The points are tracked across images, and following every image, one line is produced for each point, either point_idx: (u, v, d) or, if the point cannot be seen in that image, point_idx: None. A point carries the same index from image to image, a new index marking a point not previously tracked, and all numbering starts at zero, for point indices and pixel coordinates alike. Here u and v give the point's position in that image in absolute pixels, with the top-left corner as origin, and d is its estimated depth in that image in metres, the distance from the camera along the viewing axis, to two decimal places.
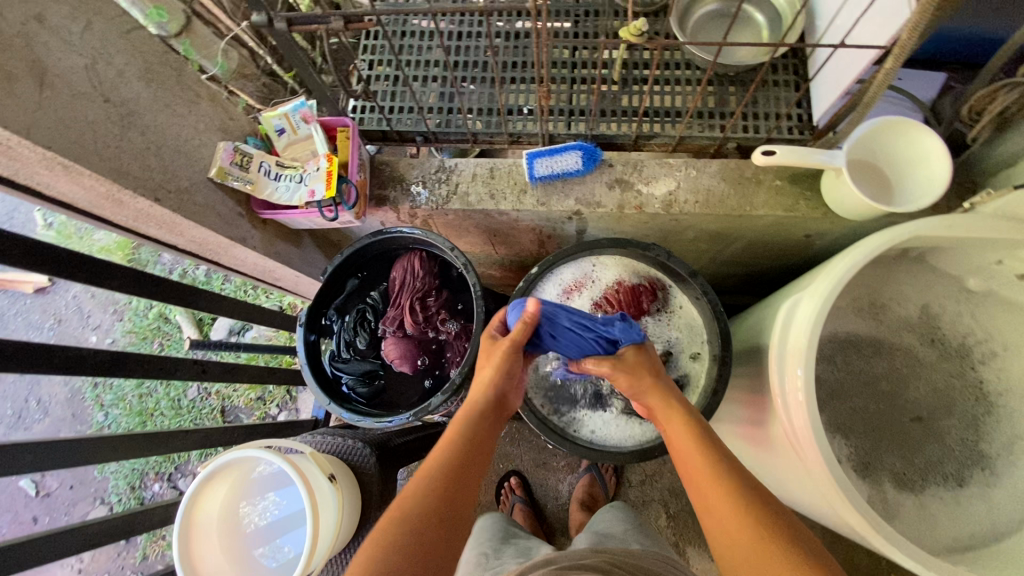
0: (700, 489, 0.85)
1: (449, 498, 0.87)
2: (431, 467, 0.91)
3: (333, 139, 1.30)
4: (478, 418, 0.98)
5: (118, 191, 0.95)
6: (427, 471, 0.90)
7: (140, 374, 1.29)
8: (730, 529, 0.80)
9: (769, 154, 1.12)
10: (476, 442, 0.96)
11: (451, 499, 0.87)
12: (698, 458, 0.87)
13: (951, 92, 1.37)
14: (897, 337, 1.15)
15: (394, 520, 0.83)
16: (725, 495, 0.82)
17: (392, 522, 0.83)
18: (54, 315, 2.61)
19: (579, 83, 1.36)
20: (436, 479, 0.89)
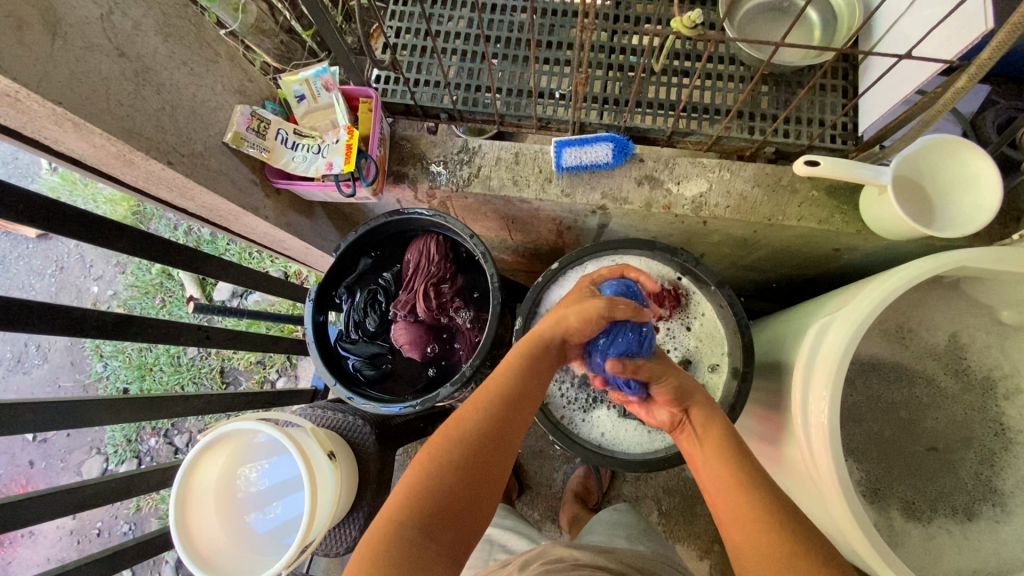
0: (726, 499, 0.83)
1: (481, 453, 0.84)
2: (469, 414, 0.88)
3: (354, 110, 1.25)
4: (528, 367, 0.94)
5: (128, 152, 0.90)
6: (458, 421, 0.87)
7: (143, 337, 1.26)
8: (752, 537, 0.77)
9: (813, 164, 1.06)
10: (519, 390, 0.92)
11: (486, 448, 0.85)
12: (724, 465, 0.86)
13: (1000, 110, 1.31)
14: (920, 364, 1.12)
15: (425, 469, 0.82)
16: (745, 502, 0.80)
17: (428, 460, 0.82)
18: (55, 263, 2.58)
19: (616, 70, 1.29)
20: (468, 432, 0.85)
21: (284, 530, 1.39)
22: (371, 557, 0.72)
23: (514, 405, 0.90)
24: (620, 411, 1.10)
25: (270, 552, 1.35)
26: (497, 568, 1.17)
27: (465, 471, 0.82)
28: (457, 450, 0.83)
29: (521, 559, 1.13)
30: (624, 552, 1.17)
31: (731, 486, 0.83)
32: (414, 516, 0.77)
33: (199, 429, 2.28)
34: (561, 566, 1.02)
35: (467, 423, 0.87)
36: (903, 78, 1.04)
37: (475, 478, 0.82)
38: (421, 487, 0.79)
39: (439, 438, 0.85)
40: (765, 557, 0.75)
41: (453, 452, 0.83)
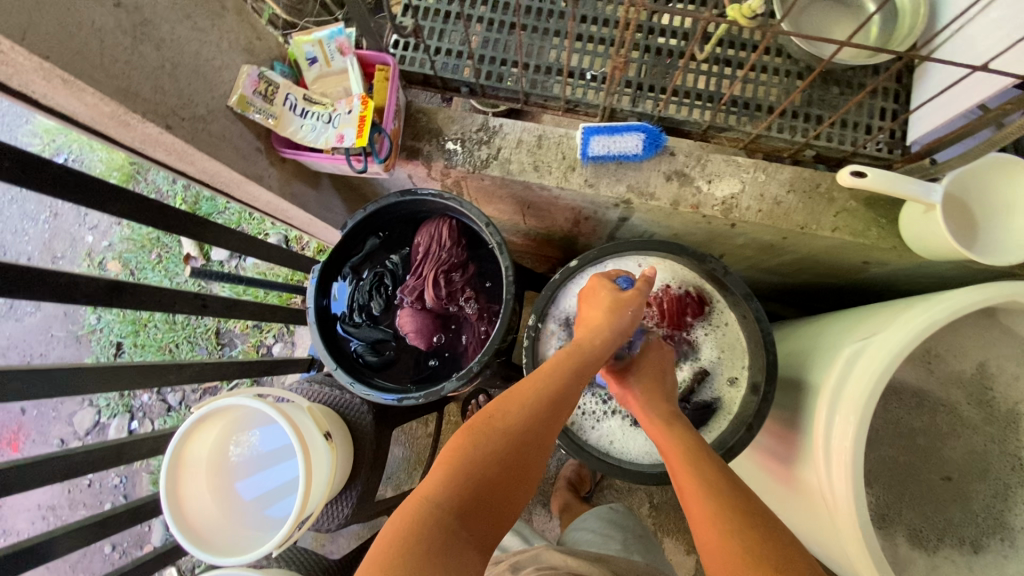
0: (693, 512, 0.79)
1: (523, 448, 0.80)
2: (518, 406, 0.83)
3: (369, 77, 1.16)
4: (582, 364, 0.89)
5: (123, 114, 0.83)
6: (502, 412, 0.83)
7: (136, 305, 1.20)
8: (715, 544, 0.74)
9: (859, 175, 0.99)
10: (572, 382, 0.87)
11: (530, 443, 0.81)
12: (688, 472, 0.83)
13: None
14: (944, 392, 1.08)
15: (467, 456, 0.78)
16: (715, 514, 0.77)
17: (469, 447, 0.79)
18: (49, 208, 2.49)
19: (654, 54, 1.19)
20: (511, 425, 0.81)
21: (270, 500, 1.39)
22: (406, 536, 0.68)
23: (563, 397, 0.86)
24: (631, 420, 1.07)
25: (258, 525, 1.34)
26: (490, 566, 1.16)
27: (507, 459, 0.78)
28: (497, 439, 0.79)
29: (515, 560, 1.12)
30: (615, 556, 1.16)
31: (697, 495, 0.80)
32: (450, 502, 0.73)
33: (193, 389, 2.25)
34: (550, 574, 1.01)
35: (508, 415, 0.82)
36: (969, 89, 0.97)
37: (515, 472, 0.78)
38: (459, 475, 0.76)
39: (478, 427, 0.81)
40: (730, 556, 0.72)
41: (494, 443, 0.79)
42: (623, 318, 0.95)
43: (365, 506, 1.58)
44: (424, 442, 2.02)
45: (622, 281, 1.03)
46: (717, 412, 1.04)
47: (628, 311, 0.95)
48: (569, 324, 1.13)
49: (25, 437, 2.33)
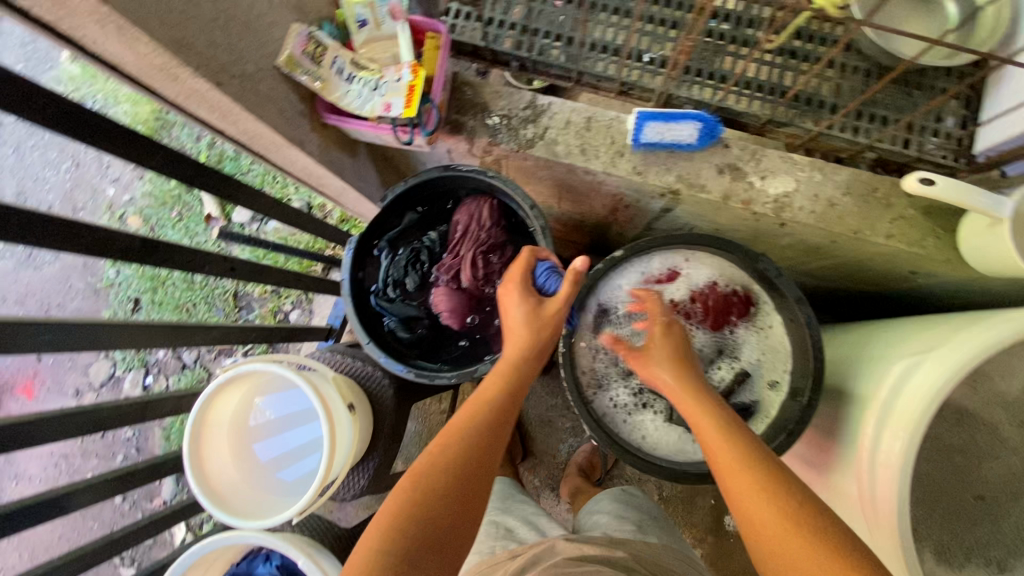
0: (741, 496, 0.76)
1: (466, 482, 0.82)
2: (453, 442, 0.86)
3: (419, 44, 1.12)
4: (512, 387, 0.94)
5: (174, 66, 0.80)
6: (444, 449, 0.85)
7: (168, 263, 1.19)
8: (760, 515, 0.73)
9: (927, 183, 0.96)
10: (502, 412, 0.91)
11: (469, 476, 0.83)
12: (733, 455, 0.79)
13: None
14: (987, 411, 1.06)
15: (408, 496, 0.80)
16: (764, 501, 0.74)
17: (410, 487, 0.81)
18: (71, 157, 2.47)
19: (718, 40, 1.14)
20: (451, 465, 0.83)
21: (283, 463, 1.40)
22: None
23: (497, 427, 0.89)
24: (665, 417, 1.06)
25: (275, 488, 1.35)
26: (504, 559, 1.12)
27: (448, 494, 0.81)
28: (437, 478, 0.81)
29: (529, 554, 1.09)
30: (634, 545, 1.15)
31: (749, 481, 0.75)
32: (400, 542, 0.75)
33: (208, 349, 2.25)
34: (564, 565, 0.99)
35: (446, 454, 0.84)
36: None
37: (459, 505, 0.81)
38: (407, 515, 0.77)
39: (420, 469, 0.83)
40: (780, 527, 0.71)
41: (435, 483, 0.81)
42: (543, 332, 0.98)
43: (381, 478, 1.59)
44: (437, 419, 2.03)
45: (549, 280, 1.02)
46: (755, 414, 1.02)
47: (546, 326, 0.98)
48: (607, 316, 1.11)
49: (40, 384, 2.36)
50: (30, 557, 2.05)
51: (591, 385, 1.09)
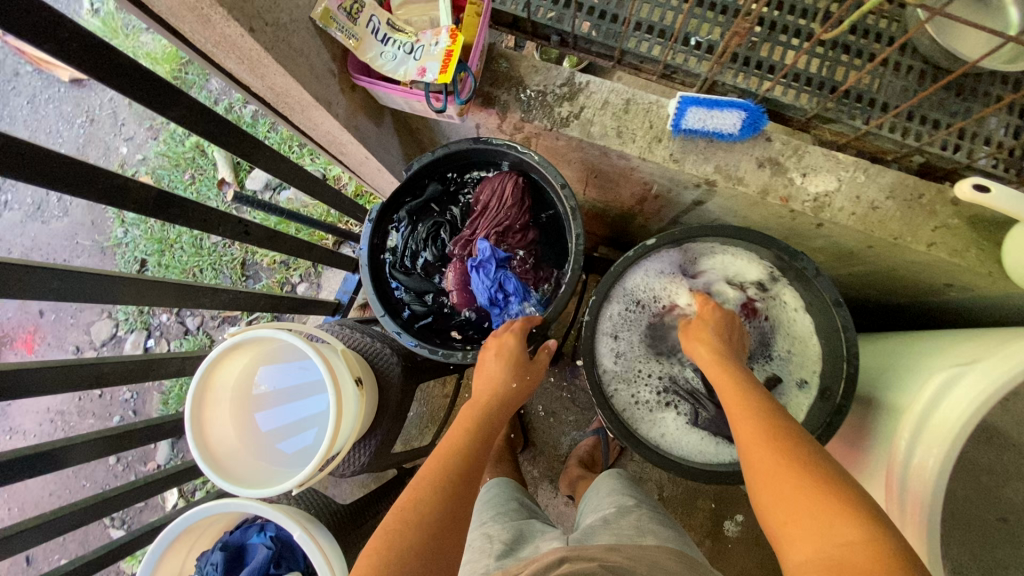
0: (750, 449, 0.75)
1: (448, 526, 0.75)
2: (430, 478, 0.80)
3: (458, 10, 1.07)
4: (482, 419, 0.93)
5: (208, 6, 0.76)
6: (414, 503, 0.76)
7: (182, 220, 1.15)
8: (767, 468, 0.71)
9: (981, 190, 0.91)
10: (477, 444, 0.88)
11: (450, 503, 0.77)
12: (747, 415, 0.78)
13: None
14: (1018, 433, 1.03)
15: (389, 530, 0.73)
16: (772, 454, 0.72)
17: (394, 520, 0.74)
18: (86, 113, 2.43)
19: (768, 26, 1.10)
20: (429, 512, 0.75)
21: (282, 433, 1.35)
22: None
23: (472, 463, 0.85)
24: (689, 418, 1.03)
25: (273, 459, 1.31)
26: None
27: (429, 521, 0.74)
28: (420, 512, 0.75)
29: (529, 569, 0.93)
30: (638, 558, 1.04)
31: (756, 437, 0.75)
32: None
33: (212, 316, 2.22)
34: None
35: (426, 486, 0.79)
36: None
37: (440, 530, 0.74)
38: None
39: (395, 520, 0.74)
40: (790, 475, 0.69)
41: (413, 535, 0.72)
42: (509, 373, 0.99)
43: (382, 456, 1.55)
44: (440, 403, 2.00)
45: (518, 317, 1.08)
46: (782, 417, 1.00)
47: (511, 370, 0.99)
48: (631, 307, 1.07)
49: (40, 340, 2.32)
50: (19, 512, 2.03)
51: (612, 377, 1.05)
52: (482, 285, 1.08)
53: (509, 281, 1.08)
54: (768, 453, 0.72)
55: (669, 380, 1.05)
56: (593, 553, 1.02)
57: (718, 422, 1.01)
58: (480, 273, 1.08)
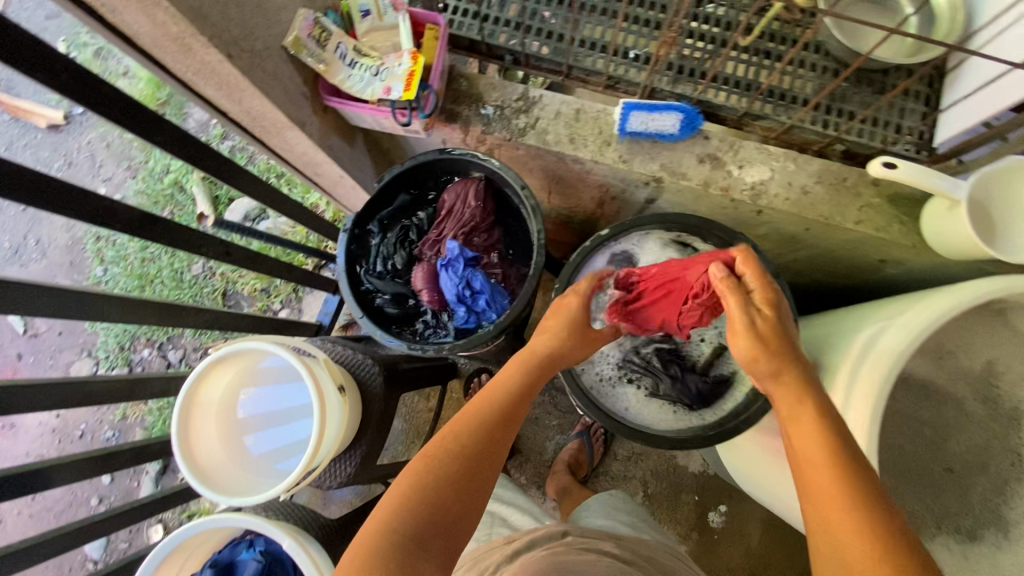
0: (820, 500, 0.73)
1: (482, 463, 0.83)
2: (468, 422, 0.87)
3: (418, 36, 1.18)
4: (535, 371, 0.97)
5: (189, 35, 0.85)
6: (452, 435, 0.85)
7: (165, 241, 1.21)
8: (831, 515, 0.71)
9: (889, 167, 1.03)
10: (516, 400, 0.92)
11: (484, 450, 0.84)
12: (816, 449, 0.76)
13: None
14: (953, 386, 1.12)
15: (429, 461, 0.81)
16: (840, 503, 0.71)
17: (432, 453, 0.83)
18: (63, 157, 2.47)
19: (697, 37, 1.24)
20: (464, 445, 0.83)
21: (270, 441, 1.39)
22: (364, 557, 0.71)
23: (509, 414, 0.90)
24: (648, 392, 1.14)
25: (261, 472, 1.34)
26: (497, 545, 1.04)
27: (464, 458, 0.82)
28: (454, 451, 0.83)
29: (526, 539, 1.00)
30: (633, 538, 1.07)
31: (828, 477, 0.73)
32: (409, 517, 0.75)
33: (194, 347, 2.24)
34: (565, 552, 0.90)
35: (464, 429, 0.86)
36: (1002, 92, 1.01)
37: (471, 475, 0.81)
38: (412, 494, 0.77)
39: (434, 451, 0.83)
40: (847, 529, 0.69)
41: (447, 467, 0.81)
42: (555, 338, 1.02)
43: (368, 466, 1.58)
44: (424, 417, 2.03)
45: (488, 309, 1.17)
46: (731, 384, 1.12)
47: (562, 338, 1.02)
48: None
49: None
50: None
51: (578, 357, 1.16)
52: (452, 285, 1.17)
53: (478, 278, 1.17)
54: (840, 516, 0.70)
55: (630, 360, 1.16)
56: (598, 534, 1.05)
57: (673, 392, 1.12)
58: (449, 271, 1.17)
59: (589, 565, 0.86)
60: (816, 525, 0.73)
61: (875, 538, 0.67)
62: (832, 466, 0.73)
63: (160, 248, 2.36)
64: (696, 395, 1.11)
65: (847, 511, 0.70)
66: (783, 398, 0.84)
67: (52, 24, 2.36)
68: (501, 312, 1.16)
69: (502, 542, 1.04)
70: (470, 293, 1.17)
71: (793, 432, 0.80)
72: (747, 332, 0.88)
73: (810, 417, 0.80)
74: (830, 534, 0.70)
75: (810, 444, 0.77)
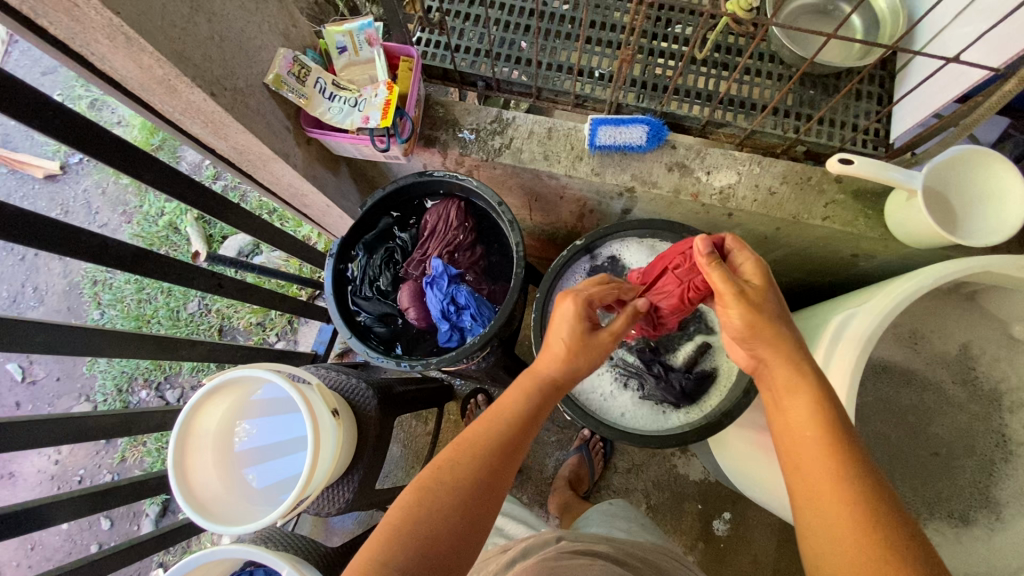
0: (804, 468, 0.72)
1: (483, 490, 0.78)
2: (469, 442, 0.82)
3: (393, 68, 1.25)
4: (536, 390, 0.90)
5: (174, 77, 0.91)
6: (449, 466, 0.80)
7: (158, 276, 1.24)
8: (818, 482, 0.70)
9: (846, 163, 1.07)
10: (523, 425, 0.86)
11: (486, 480, 0.79)
12: (807, 420, 0.75)
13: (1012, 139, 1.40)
14: (931, 371, 1.15)
15: (429, 489, 0.77)
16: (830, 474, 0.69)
17: (431, 478, 0.78)
18: (60, 205, 2.52)
19: (657, 55, 1.33)
20: (463, 479, 0.78)
21: (266, 475, 1.37)
22: None
23: (515, 441, 0.84)
24: (639, 393, 1.17)
25: (257, 500, 1.33)
26: (494, 555, 1.04)
27: (471, 490, 0.78)
28: (457, 478, 0.78)
29: (521, 546, 0.99)
30: (627, 542, 1.05)
31: (818, 447, 0.72)
32: (403, 556, 0.71)
33: (192, 385, 2.25)
34: (558, 556, 0.88)
35: (466, 454, 0.81)
36: (946, 84, 1.07)
37: (472, 506, 0.77)
38: (405, 529, 0.74)
39: (429, 479, 0.79)
40: (835, 499, 0.68)
41: (448, 498, 0.76)
42: (558, 361, 0.91)
43: (366, 492, 1.57)
44: (423, 441, 2.04)
45: (473, 323, 1.20)
46: (714, 381, 1.15)
47: (560, 353, 0.91)
48: None
49: None
50: None
51: None
52: (436, 301, 1.20)
53: (461, 293, 1.20)
54: (827, 484, 0.69)
55: (620, 365, 1.19)
56: (593, 539, 1.02)
57: (661, 392, 1.15)
58: (434, 288, 1.21)
59: (580, 567, 0.83)
60: (802, 492, 0.71)
61: (860, 501, 0.66)
62: (823, 435, 0.72)
63: (155, 288, 2.40)
64: (682, 393, 1.14)
65: (838, 483, 0.68)
66: (778, 367, 0.80)
67: (48, 79, 2.46)
68: (486, 324, 1.19)
69: (498, 552, 1.04)
70: (454, 309, 1.21)
71: (784, 406, 0.78)
72: (738, 303, 0.82)
73: (803, 387, 0.77)
74: (814, 502, 0.69)
75: (800, 414, 0.75)
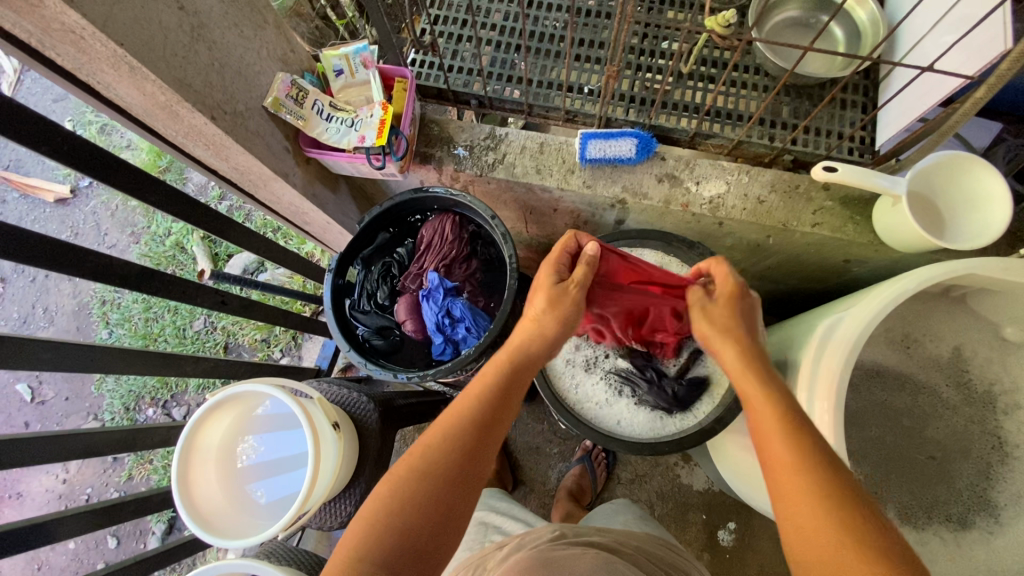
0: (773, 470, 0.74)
1: (454, 477, 0.79)
2: (439, 432, 0.83)
3: (388, 89, 1.29)
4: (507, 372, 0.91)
5: (176, 102, 0.95)
6: (419, 455, 0.81)
7: (162, 294, 1.27)
8: (782, 481, 0.72)
9: (830, 170, 1.09)
10: (490, 408, 0.86)
11: (455, 468, 0.80)
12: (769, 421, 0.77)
13: (1002, 143, 1.41)
14: (924, 375, 1.15)
15: (404, 486, 0.78)
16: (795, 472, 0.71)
17: (403, 472, 0.79)
18: (71, 227, 2.58)
19: (645, 71, 1.37)
20: (432, 466, 0.79)
21: (269, 487, 1.38)
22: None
23: (484, 422, 0.85)
24: (634, 400, 1.18)
25: (261, 514, 1.34)
26: (490, 552, 1.04)
27: (442, 481, 0.79)
28: (429, 470, 0.79)
29: (515, 542, 1.01)
30: (623, 532, 1.06)
31: (781, 446, 0.74)
32: (378, 551, 0.72)
33: (198, 402, 2.28)
34: (551, 547, 0.90)
35: (434, 441, 0.82)
36: (926, 91, 1.10)
37: (443, 497, 0.78)
38: (377, 526, 0.75)
39: (402, 470, 0.79)
40: (800, 499, 0.70)
41: (421, 488, 0.78)
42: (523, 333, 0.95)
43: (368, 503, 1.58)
44: None
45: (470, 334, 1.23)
46: (708, 387, 1.16)
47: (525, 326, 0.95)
48: None
49: None
50: None
51: (562, 376, 1.21)
52: (431, 314, 1.23)
53: (457, 306, 1.23)
54: (790, 483, 0.71)
55: (614, 373, 1.20)
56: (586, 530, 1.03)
57: (655, 398, 1.16)
58: (430, 301, 1.23)
59: (572, 557, 0.84)
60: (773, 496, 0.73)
61: (827, 500, 0.68)
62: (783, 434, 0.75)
63: (162, 307, 2.44)
64: (673, 399, 1.15)
65: (800, 480, 0.71)
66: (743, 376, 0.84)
67: (59, 106, 2.54)
68: (480, 335, 1.22)
69: (493, 549, 1.05)
70: (450, 322, 1.23)
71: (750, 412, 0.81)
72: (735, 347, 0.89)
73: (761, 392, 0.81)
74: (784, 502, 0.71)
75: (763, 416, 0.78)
